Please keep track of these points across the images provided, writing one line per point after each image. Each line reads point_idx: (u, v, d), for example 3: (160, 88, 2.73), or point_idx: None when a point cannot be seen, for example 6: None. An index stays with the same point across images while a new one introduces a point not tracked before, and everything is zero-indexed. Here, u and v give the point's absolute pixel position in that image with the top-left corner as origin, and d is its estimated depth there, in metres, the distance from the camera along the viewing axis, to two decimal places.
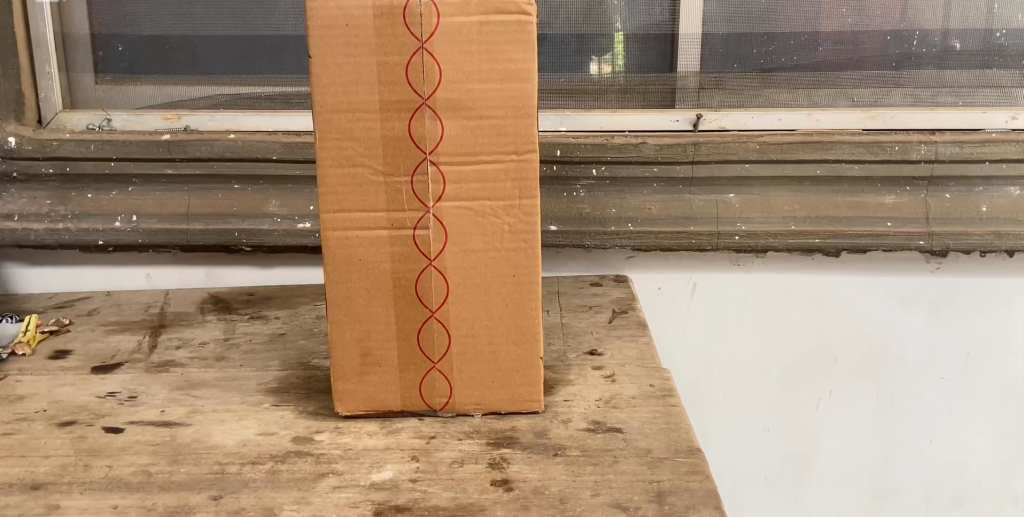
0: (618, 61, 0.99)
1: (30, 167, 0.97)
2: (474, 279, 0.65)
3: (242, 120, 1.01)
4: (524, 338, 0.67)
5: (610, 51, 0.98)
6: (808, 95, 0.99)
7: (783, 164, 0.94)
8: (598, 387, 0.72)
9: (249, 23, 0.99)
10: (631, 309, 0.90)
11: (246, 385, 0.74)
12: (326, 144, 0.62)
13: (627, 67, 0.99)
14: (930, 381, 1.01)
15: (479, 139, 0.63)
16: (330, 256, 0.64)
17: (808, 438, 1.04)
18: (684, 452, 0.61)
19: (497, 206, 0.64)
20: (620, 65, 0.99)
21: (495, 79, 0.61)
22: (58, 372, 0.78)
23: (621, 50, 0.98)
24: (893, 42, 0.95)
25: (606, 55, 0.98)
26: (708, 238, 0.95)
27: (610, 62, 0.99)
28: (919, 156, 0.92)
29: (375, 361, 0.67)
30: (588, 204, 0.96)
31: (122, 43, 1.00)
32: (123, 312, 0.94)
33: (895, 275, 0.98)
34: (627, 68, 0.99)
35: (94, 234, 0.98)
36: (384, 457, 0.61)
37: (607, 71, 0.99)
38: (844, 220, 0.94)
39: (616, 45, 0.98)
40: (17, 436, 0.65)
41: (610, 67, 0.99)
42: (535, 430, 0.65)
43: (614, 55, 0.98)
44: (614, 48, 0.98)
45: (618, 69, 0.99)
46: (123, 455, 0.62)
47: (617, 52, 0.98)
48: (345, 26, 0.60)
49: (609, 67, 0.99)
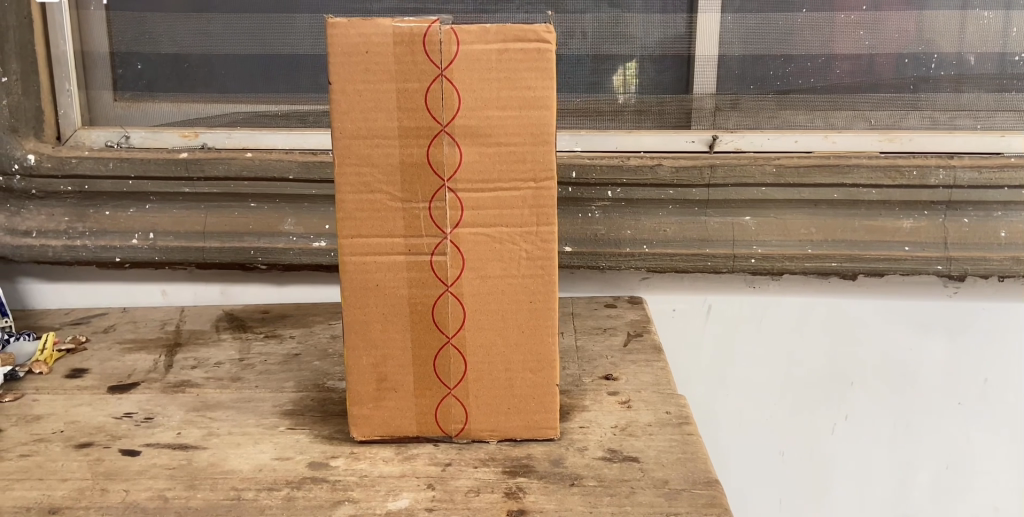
0: (630, 77, 0.99)
1: (49, 185, 0.98)
2: (490, 305, 0.65)
3: (260, 138, 1.02)
4: (540, 365, 0.66)
5: (626, 65, 0.98)
6: (825, 117, 0.98)
7: (800, 188, 0.93)
8: (614, 413, 0.72)
9: (267, 42, 1.00)
10: (646, 331, 0.90)
11: (262, 407, 0.74)
12: (345, 170, 0.63)
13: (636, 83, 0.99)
14: (948, 407, 1.00)
15: (497, 166, 0.63)
16: (347, 281, 0.64)
17: (824, 464, 1.03)
18: (701, 483, 0.60)
19: (515, 232, 0.64)
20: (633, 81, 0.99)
21: (514, 106, 0.62)
22: (75, 391, 0.78)
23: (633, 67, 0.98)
24: (911, 64, 0.95)
25: (622, 68, 0.98)
26: (724, 260, 0.94)
27: (624, 76, 0.99)
28: (936, 181, 0.91)
29: (390, 386, 0.66)
30: (603, 225, 0.96)
31: (142, 61, 1.01)
32: (139, 329, 0.95)
33: (913, 300, 0.97)
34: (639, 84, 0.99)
35: (111, 252, 0.99)
36: (400, 484, 0.61)
37: (618, 84, 0.99)
38: (862, 244, 0.93)
39: (630, 62, 0.98)
40: (34, 459, 0.65)
41: (623, 82, 0.99)
42: (552, 458, 0.64)
43: (629, 70, 0.98)
44: (629, 61, 0.98)
45: (630, 84, 0.99)
46: (139, 479, 0.62)
47: (629, 69, 0.99)
48: (366, 53, 0.61)
49: (622, 81, 0.99)
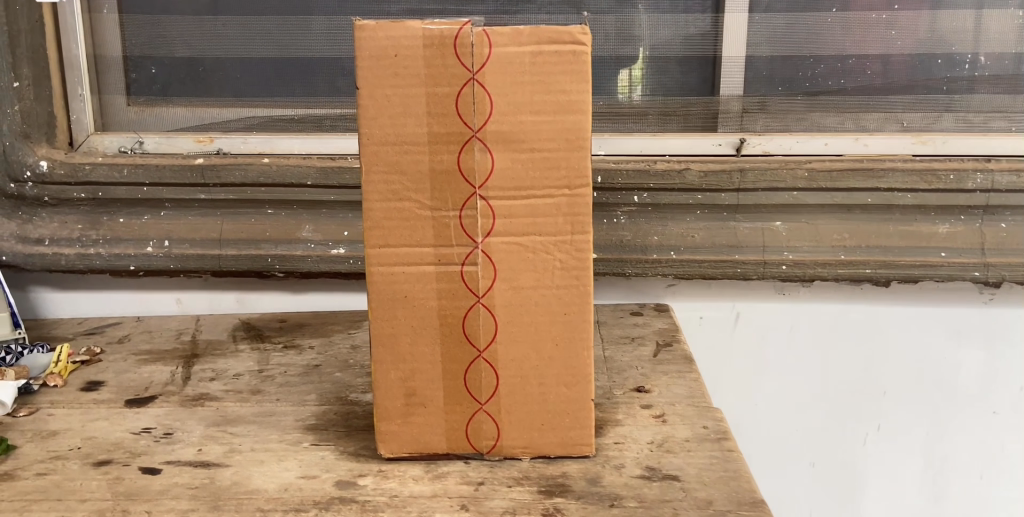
0: (635, 81, 0.97)
1: (62, 192, 0.96)
2: (523, 317, 0.63)
3: (276, 143, 1.00)
4: (575, 379, 0.64)
5: (632, 68, 0.96)
6: (855, 120, 0.96)
7: (833, 193, 0.90)
8: (649, 428, 0.69)
9: (283, 45, 0.98)
10: (676, 341, 0.87)
11: (284, 422, 0.72)
12: (372, 178, 0.60)
13: (642, 88, 0.97)
14: (983, 417, 0.97)
15: (530, 173, 0.60)
16: (374, 293, 0.62)
17: (855, 475, 1.00)
18: (747, 505, 0.58)
19: (549, 242, 0.62)
20: (637, 86, 0.97)
21: (548, 111, 0.59)
22: (90, 405, 0.76)
23: (639, 71, 0.96)
24: (944, 65, 0.93)
25: (628, 71, 0.96)
26: (754, 267, 0.92)
27: (629, 79, 0.97)
28: (974, 185, 0.89)
29: (419, 402, 0.64)
30: (629, 231, 0.93)
31: (155, 65, 0.99)
32: (154, 340, 0.93)
33: (948, 307, 0.94)
34: (643, 88, 0.97)
35: (125, 260, 0.97)
36: (432, 505, 0.59)
37: (623, 88, 0.97)
38: (897, 250, 0.90)
39: (636, 66, 0.96)
40: (52, 478, 0.63)
41: (628, 86, 0.97)
42: (588, 477, 0.62)
43: (634, 73, 0.96)
44: (634, 64, 0.96)
45: (635, 88, 0.97)
46: (161, 500, 0.59)
47: (635, 73, 0.96)
48: (395, 57, 0.58)
49: (627, 86, 0.97)
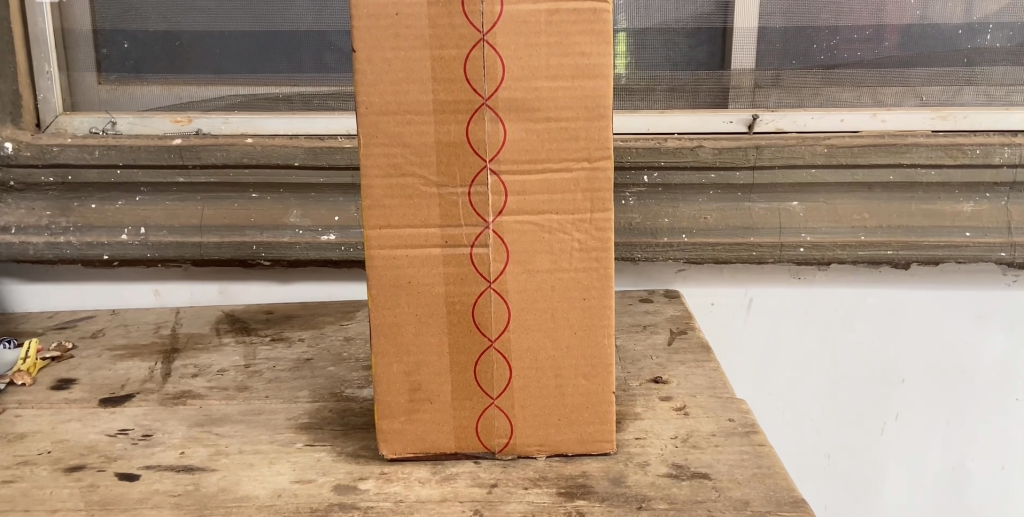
0: (618, 58, 0.91)
1: (29, 175, 0.89)
2: (538, 303, 0.57)
3: (259, 123, 0.94)
4: (595, 371, 0.58)
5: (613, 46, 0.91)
6: (873, 94, 0.91)
7: (852, 170, 0.86)
8: (672, 422, 0.64)
9: (265, 17, 0.91)
10: (690, 328, 0.82)
11: (274, 421, 0.66)
12: (371, 151, 0.54)
13: (626, 66, 0.92)
14: (1005, 405, 0.93)
15: (546, 145, 0.55)
16: (375, 278, 0.56)
17: (873, 466, 0.96)
18: (788, 504, 0.53)
19: (566, 221, 0.56)
20: (621, 63, 0.92)
21: (566, 76, 0.53)
22: (61, 405, 0.70)
23: (623, 47, 0.91)
24: (965, 35, 0.88)
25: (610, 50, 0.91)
26: (770, 250, 0.87)
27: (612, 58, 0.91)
28: (1001, 160, 0.84)
29: (425, 397, 0.59)
30: (638, 213, 0.88)
31: (128, 39, 0.92)
32: (131, 334, 0.86)
33: (969, 290, 0.90)
34: (628, 66, 0.92)
35: (98, 249, 0.90)
36: (442, 511, 0.53)
37: None
38: (918, 230, 0.86)
39: (618, 42, 0.91)
40: (19, 485, 0.57)
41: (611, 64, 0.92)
42: (611, 477, 0.57)
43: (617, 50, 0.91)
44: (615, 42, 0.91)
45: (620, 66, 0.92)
46: (140, 510, 0.53)
47: (618, 50, 0.91)
48: (396, 16, 0.52)
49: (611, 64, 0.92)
